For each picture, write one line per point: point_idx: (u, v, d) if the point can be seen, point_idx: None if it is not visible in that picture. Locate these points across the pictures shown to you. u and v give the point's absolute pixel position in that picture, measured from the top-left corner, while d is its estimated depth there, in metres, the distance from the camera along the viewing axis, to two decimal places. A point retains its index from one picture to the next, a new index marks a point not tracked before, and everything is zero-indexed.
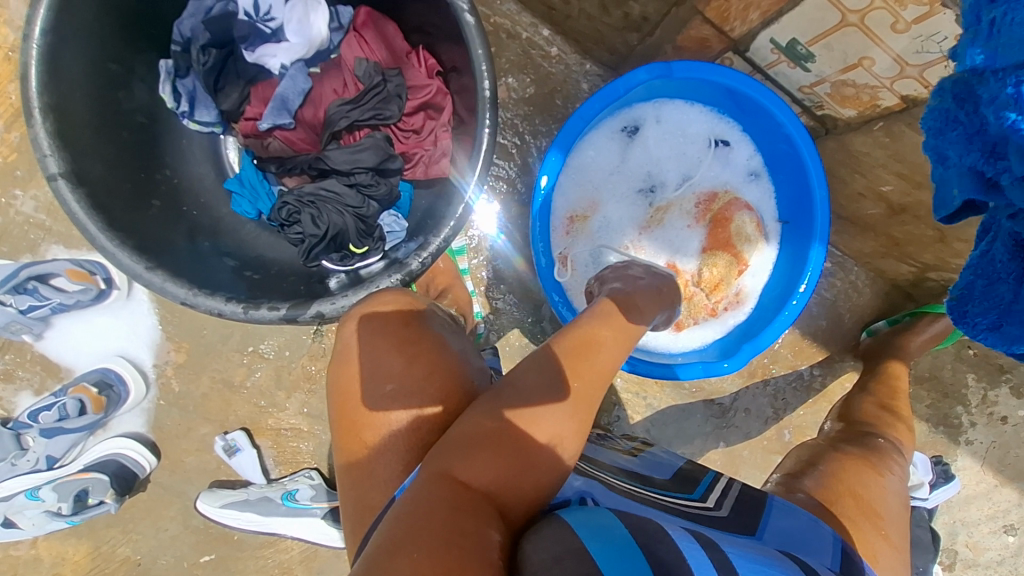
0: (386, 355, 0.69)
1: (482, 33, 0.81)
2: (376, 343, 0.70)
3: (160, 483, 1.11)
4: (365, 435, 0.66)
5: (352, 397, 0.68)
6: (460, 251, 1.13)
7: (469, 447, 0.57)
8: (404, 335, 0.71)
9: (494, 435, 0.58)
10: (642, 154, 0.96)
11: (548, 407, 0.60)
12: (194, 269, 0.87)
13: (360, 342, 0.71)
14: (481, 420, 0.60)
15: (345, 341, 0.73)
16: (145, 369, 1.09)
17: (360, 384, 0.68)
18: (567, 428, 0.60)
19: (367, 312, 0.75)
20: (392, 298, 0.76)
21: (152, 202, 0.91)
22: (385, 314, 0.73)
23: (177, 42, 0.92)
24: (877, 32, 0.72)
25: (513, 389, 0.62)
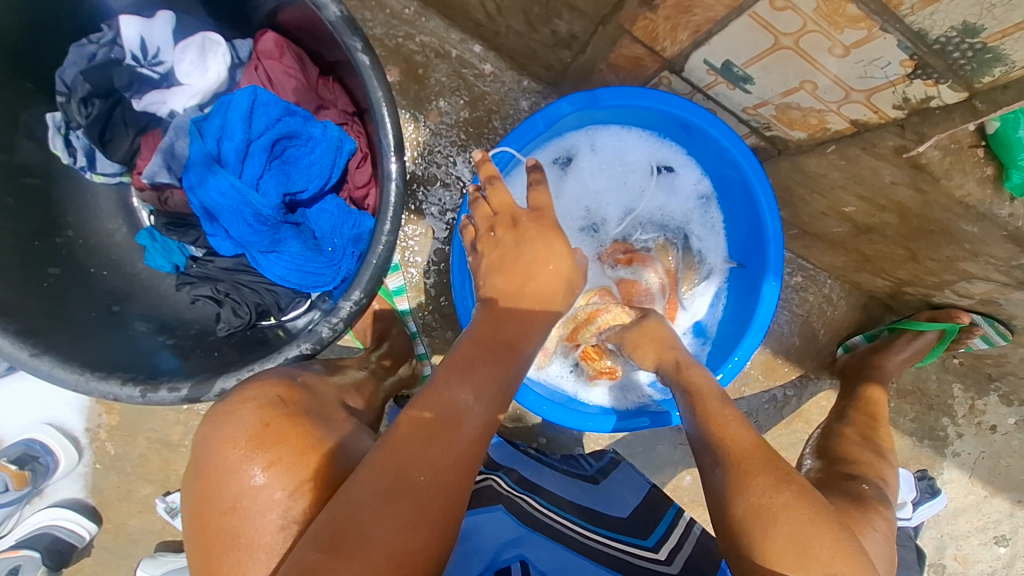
0: (242, 467, 0.56)
1: (380, 74, 0.75)
2: (227, 454, 0.56)
3: (104, 547, 1.07)
4: (219, 563, 0.54)
5: (209, 511, 0.55)
6: (399, 291, 1.05)
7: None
8: (262, 436, 0.57)
9: (313, 570, 0.45)
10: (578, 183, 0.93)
11: (379, 522, 0.47)
12: (95, 346, 0.81)
13: (210, 453, 0.58)
14: (305, 549, 0.47)
15: (198, 449, 0.59)
16: (76, 434, 1.04)
17: (210, 503, 0.56)
18: (404, 541, 0.47)
19: (221, 416, 0.60)
20: (259, 392, 0.62)
21: (49, 271, 0.85)
22: (243, 417, 0.59)
23: (60, 91, 0.85)
24: (814, 56, 0.63)
25: (342, 499, 0.49)
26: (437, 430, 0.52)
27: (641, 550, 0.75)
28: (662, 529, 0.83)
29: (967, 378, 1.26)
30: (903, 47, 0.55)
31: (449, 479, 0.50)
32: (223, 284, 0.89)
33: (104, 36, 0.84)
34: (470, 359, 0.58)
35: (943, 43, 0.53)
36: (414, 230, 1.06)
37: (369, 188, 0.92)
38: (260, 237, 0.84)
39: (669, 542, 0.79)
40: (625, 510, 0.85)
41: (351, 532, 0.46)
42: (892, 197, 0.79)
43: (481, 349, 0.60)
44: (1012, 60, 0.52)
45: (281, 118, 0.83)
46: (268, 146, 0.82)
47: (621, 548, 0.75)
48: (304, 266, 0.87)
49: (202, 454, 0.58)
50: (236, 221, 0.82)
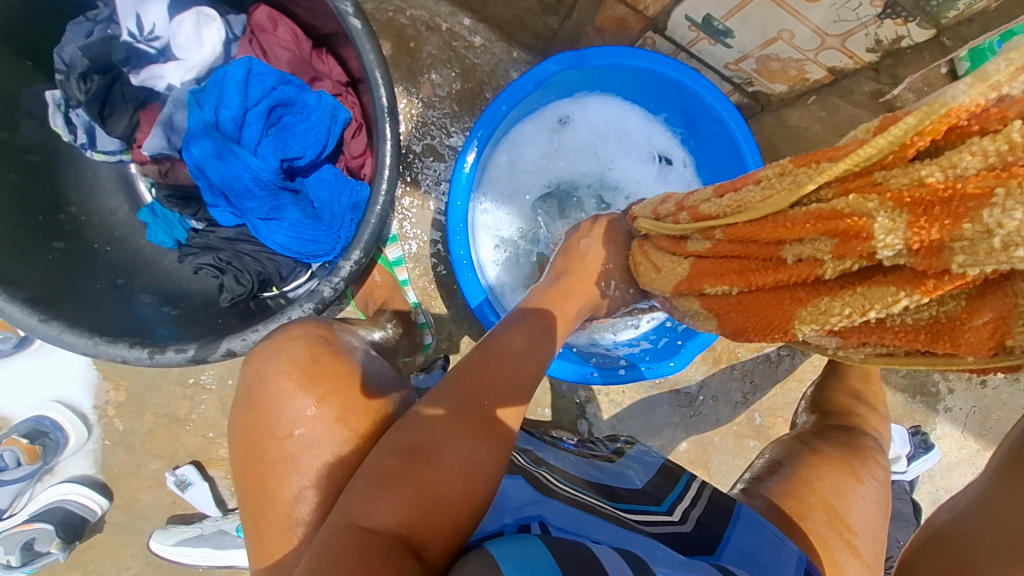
0: (295, 398, 0.58)
1: (372, 39, 0.78)
2: (281, 386, 0.58)
3: (116, 522, 1.09)
4: (271, 486, 0.56)
5: (261, 437, 0.58)
6: (398, 261, 1.07)
7: (372, 487, 0.50)
8: (313, 370, 0.59)
9: (397, 473, 0.50)
10: (569, 154, 0.97)
11: (451, 438, 0.52)
12: (102, 315, 0.83)
13: (264, 384, 0.59)
14: (385, 453, 0.52)
15: (247, 383, 0.60)
16: (84, 411, 1.07)
17: (264, 430, 0.58)
18: (472, 454, 0.52)
19: (270, 351, 0.61)
20: (304, 331, 0.63)
21: (54, 245, 0.87)
22: (293, 351, 0.61)
23: (59, 69, 0.87)
24: (789, 3, 0.66)
25: (417, 414, 0.55)
26: (500, 368, 0.58)
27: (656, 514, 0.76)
28: (675, 494, 0.82)
29: None
30: None
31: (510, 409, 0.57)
32: (225, 253, 0.91)
33: (102, 14, 0.87)
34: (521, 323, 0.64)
35: None
36: (410, 201, 1.09)
37: (365, 158, 0.94)
38: (260, 204, 0.86)
39: (681, 503, 0.79)
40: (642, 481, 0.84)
41: (427, 446, 0.52)
42: None
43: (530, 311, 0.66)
44: None
45: (276, 86, 0.85)
46: (265, 113, 0.84)
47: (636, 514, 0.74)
48: (303, 233, 0.89)
49: (254, 384, 0.60)
50: (236, 186, 0.85)
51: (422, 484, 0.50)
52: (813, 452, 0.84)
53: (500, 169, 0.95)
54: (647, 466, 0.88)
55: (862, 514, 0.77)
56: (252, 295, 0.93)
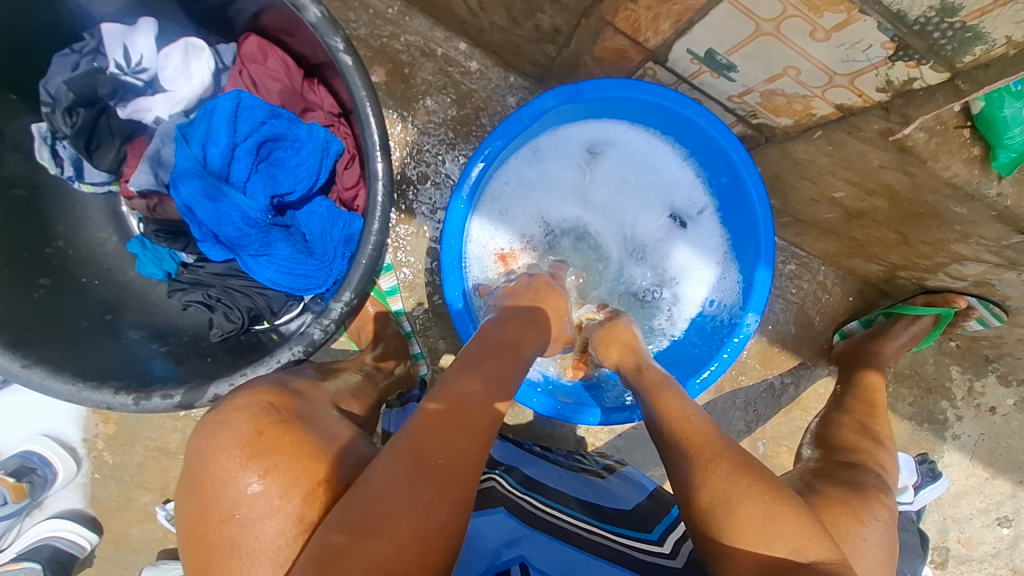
0: (236, 476, 0.53)
1: (364, 74, 0.75)
2: (221, 463, 0.54)
3: (106, 557, 1.07)
4: (217, 571, 0.52)
5: (204, 521, 0.53)
6: (392, 292, 1.04)
7: (318, 571, 0.44)
8: (257, 444, 0.55)
9: (345, 550, 0.45)
10: (594, 183, 0.96)
11: (405, 503, 0.47)
12: (87, 355, 0.81)
13: (204, 460, 0.55)
14: (332, 531, 0.47)
15: (190, 460, 0.57)
16: (73, 444, 1.04)
17: (207, 510, 0.54)
18: (426, 517, 0.47)
19: (211, 426, 0.57)
20: (250, 401, 0.59)
21: (39, 282, 0.85)
22: (235, 425, 0.56)
23: (45, 101, 0.85)
24: (796, 41, 0.63)
25: (369, 480, 0.50)
26: (458, 416, 0.55)
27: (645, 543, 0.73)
28: (667, 521, 0.80)
29: (965, 360, 1.26)
30: (883, 29, 0.55)
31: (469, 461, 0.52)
32: (214, 289, 0.89)
33: (88, 46, 0.85)
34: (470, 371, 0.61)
35: (922, 23, 0.53)
36: (405, 230, 1.06)
37: (359, 189, 0.92)
38: (250, 241, 0.83)
39: (672, 533, 0.76)
40: (629, 505, 0.83)
41: (378, 515, 0.46)
42: (881, 180, 0.79)
43: (486, 353, 0.64)
44: (992, 38, 0.52)
45: (266, 121, 0.82)
46: (254, 149, 0.82)
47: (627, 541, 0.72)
48: (295, 269, 0.87)
49: (194, 462, 0.56)
50: (224, 224, 0.82)
51: (373, 559, 0.44)
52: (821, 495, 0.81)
53: (519, 191, 0.94)
54: (638, 489, 0.88)
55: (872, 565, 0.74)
56: (242, 330, 0.91)
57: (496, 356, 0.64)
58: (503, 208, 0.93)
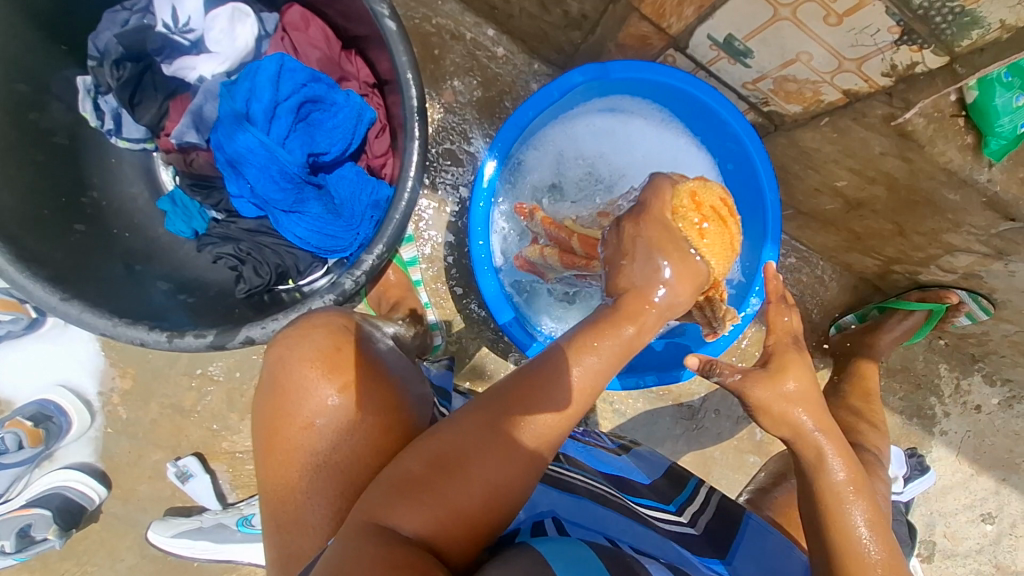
0: (318, 384, 0.61)
1: (406, 41, 0.80)
2: (303, 371, 0.62)
3: (112, 513, 1.08)
4: (286, 463, 0.61)
5: (281, 422, 0.62)
6: (412, 262, 1.09)
7: (397, 491, 0.52)
8: (334, 358, 0.63)
9: (421, 480, 0.52)
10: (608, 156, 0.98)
11: (481, 457, 0.53)
12: (121, 297, 0.84)
13: (288, 369, 0.63)
14: (409, 461, 0.54)
15: (273, 366, 0.64)
16: (89, 398, 1.06)
17: (288, 414, 0.61)
18: (498, 475, 0.53)
19: (292, 338, 0.65)
20: (326, 319, 0.66)
21: (75, 227, 0.87)
22: (316, 338, 0.64)
23: (93, 56, 0.89)
24: (811, 26, 0.69)
25: (447, 426, 0.56)
26: (542, 387, 0.57)
27: (665, 513, 0.76)
28: (682, 494, 0.83)
29: (953, 359, 1.31)
30: (890, 13, 0.61)
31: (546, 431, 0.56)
32: (245, 244, 0.92)
33: (137, 5, 0.89)
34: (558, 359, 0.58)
35: (926, 8, 0.59)
36: (428, 204, 1.11)
37: (387, 158, 0.96)
38: (285, 196, 0.88)
39: (690, 507, 0.79)
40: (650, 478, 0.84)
41: (455, 456, 0.53)
42: (881, 168, 0.85)
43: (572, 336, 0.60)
44: (988, 22, 0.58)
45: (307, 83, 0.87)
46: (295, 108, 0.86)
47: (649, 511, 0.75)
48: (324, 228, 0.91)
49: (275, 368, 0.63)
50: (263, 177, 0.86)
51: (445, 495, 0.51)
52: None
53: (544, 174, 0.97)
54: (651, 469, 0.87)
55: None
56: (267, 287, 0.94)
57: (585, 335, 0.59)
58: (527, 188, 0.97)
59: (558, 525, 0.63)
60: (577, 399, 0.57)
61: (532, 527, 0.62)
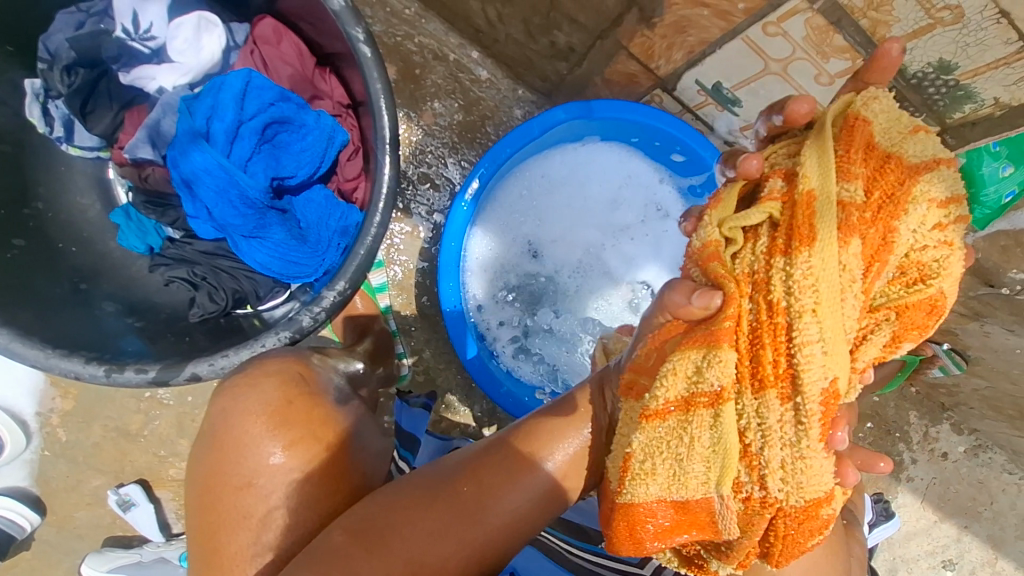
0: (263, 442, 0.56)
1: (381, 66, 0.76)
2: (249, 425, 0.57)
3: (46, 541, 1.01)
4: (221, 530, 0.56)
5: (216, 484, 0.57)
6: (381, 287, 1.05)
7: (314, 562, 0.49)
8: (284, 413, 0.58)
9: (340, 555, 0.49)
10: (573, 187, 0.93)
11: (411, 528, 0.49)
12: (58, 322, 0.78)
13: (229, 422, 0.58)
14: (334, 531, 0.51)
15: (213, 419, 0.59)
16: (25, 418, 0.99)
17: (222, 473, 0.57)
18: (422, 553, 0.48)
19: (241, 387, 0.59)
20: (279, 367, 0.61)
21: (13, 242, 0.81)
22: (265, 390, 0.59)
23: (43, 58, 0.82)
24: (800, 82, 0.67)
25: (385, 492, 0.53)
26: (507, 462, 0.51)
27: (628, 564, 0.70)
28: None
29: (922, 407, 1.25)
30: (883, 78, 0.60)
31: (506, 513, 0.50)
32: (201, 267, 0.87)
33: (95, 7, 0.83)
34: (540, 432, 0.52)
35: (919, 78, 0.58)
36: (400, 229, 1.06)
37: (359, 182, 0.91)
38: (244, 221, 0.82)
39: None
40: None
41: (382, 527, 0.49)
42: None
43: (554, 406, 0.54)
44: (981, 97, 0.56)
45: (274, 103, 0.82)
46: (260, 129, 0.81)
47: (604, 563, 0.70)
48: (287, 254, 0.85)
49: (219, 419, 0.58)
50: (221, 201, 0.81)
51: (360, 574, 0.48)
52: None
53: (513, 223, 0.93)
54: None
55: None
56: (223, 313, 0.88)
57: (565, 413, 0.53)
58: (496, 235, 0.93)
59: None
60: (550, 486, 0.51)
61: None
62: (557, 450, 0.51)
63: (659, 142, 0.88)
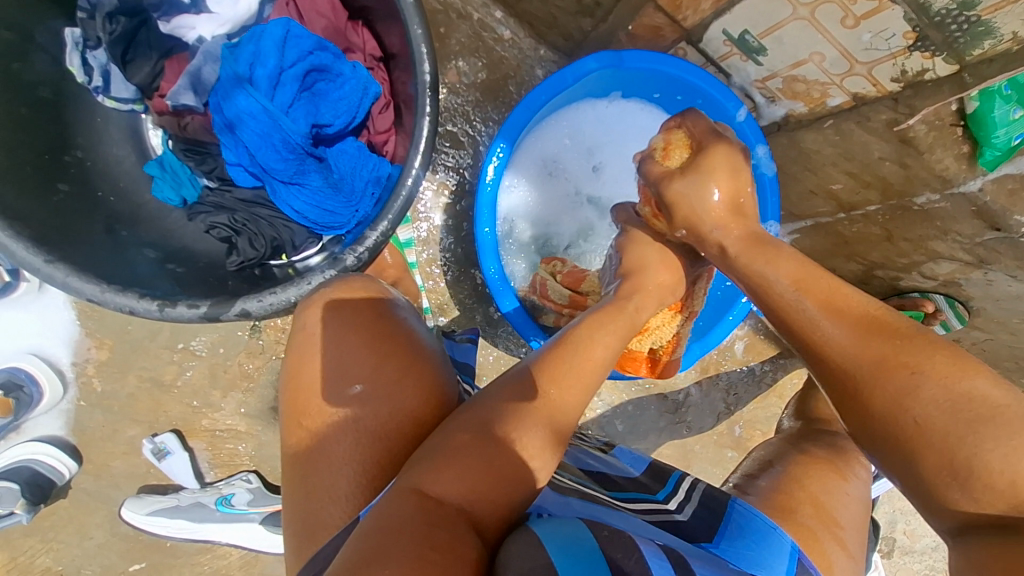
0: (358, 351, 0.63)
1: (422, 13, 0.78)
2: (347, 336, 0.64)
3: (83, 489, 1.04)
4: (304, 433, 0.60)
5: (306, 390, 0.62)
6: (408, 243, 1.08)
7: (442, 457, 0.51)
8: (376, 328, 0.65)
9: (466, 448, 0.52)
10: (606, 142, 0.98)
11: (517, 420, 0.55)
12: (106, 263, 0.80)
13: (331, 332, 0.64)
14: (453, 433, 0.54)
15: (306, 331, 0.65)
16: (62, 368, 1.02)
17: (318, 378, 0.62)
18: (533, 440, 0.54)
19: (336, 303, 0.66)
20: (369, 286, 0.70)
21: (58, 187, 0.83)
22: (356, 306, 0.66)
23: (82, 8, 0.85)
24: (827, 27, 0.71)
25: (479, 403, 0.57)
26: (566, 363, 0.60)
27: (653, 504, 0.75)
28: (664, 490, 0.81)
29: None
30: (908, 18, 0.64)
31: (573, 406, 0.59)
32: (240, 214, 0.89)
33: None
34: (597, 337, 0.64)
35: (942, 15, 0.61)
36: (426, 186, 1.09)
37: (390, 135, 0.93)
38: (286, 166, 0.85)
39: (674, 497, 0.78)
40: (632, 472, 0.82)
41: (490, 423, 0.54)
42: (878, 173, 0.84)
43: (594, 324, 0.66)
44: (1000, 33, 0.60)
45: (313, 51, 0.84)
46: (300, 76, 0.84)
47: (634, 506, 0.74)
48: (323, 203, 0.88)
49: (317, 331, 0.65)
50: (264, 145, 0.84)
51: (482, 462, 0.51)
52: (804, 454, 0.89)
53: (544, 170, 0.97)
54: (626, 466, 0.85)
55: (848, 512, 0.80)
56: (260, 261, 0.90)
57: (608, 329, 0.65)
58: (526, 182, 0.96)
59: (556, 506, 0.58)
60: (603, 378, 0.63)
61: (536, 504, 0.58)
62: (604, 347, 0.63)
63: (681, 96, 0.92)
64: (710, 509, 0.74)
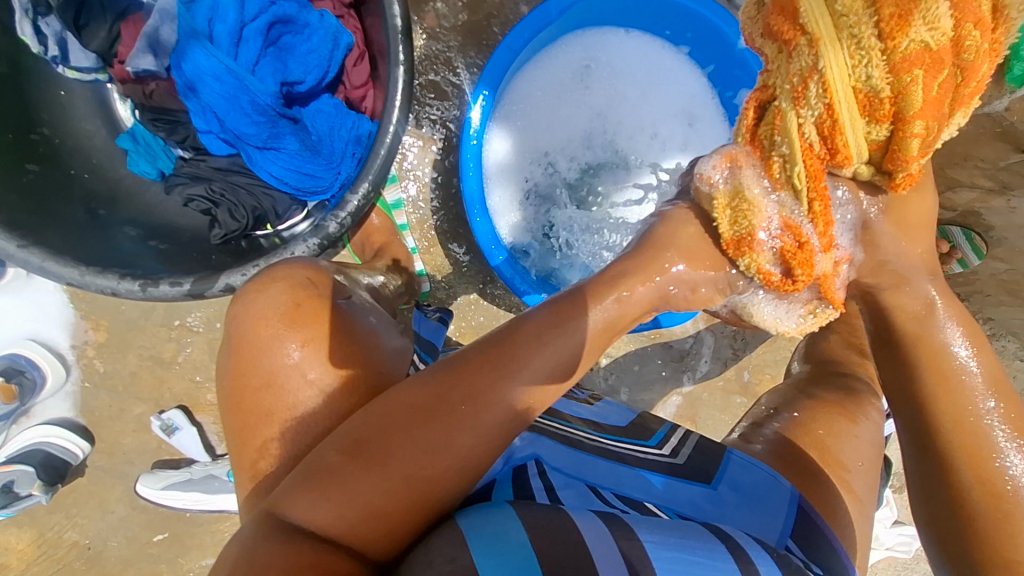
0: (284, 339, 0.60)
1: None
2: (266, 328, 0.61)
3: (98, 467, 1.06)
4: (256, 429, 0.60)
5: (248, 385, 0.61)
6: (396, 205, 1.04)
7: (308, 479, 0.49)
8: (297, 313, 0.61)
9: (335, 471, 0.48)
10: (597, 89, 0.91)
11: (404, 439, 0.49)
12: (83, 243, 0.77)
13: (248, 327, 0.61)
14: (327, 449, 0.50)
15: (234, 326, 0.63)
16: (62, 351, 1.02)
17: (251, 374, 0.61)
18: (423, 467, 0.48)
19: (253, 294, 0.63)
20: (289, 273, 0.65)
21: (27, 167, 0.79)
22: (277, 294, 0.62)
23: None
24: None
25: (378, 406, 0.52)
26: (490, 372, 0.52)
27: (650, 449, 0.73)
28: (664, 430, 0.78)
29: None
30: None
31: (488, 419, 0.51)
32: (217, 184, 0.85)
33: None
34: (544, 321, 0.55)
35: None
36: (410, 141, 1.04)
37: (368, 89, 0.87)
38: (258, 130, 0.81)
39: (671, 440, 0.75)
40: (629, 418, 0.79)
41: (373, 442, 0.49)
42: None
43: (553, 318, 0.55)
44: None
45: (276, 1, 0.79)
46: (263, 30, 0.79)
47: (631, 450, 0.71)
48: (302, 166, 0.84)
49: (238, 326, 0.62)
50: (232, 109, 0.79)
51: (352, 494, 0.48)
52: (811, 399, 0.87)
53: (531, 123, 0.91)
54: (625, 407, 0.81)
55: (855, 455, 0.79)
56: (244, 233, 0.86)
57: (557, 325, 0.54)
58: (515, 139, 0.91)
59: (540, 469, 0.62)
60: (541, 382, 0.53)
61: (514, 472, 0.61)
62: (552, 340, 0.54)
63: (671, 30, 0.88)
64: (708, 454, 0.73)
